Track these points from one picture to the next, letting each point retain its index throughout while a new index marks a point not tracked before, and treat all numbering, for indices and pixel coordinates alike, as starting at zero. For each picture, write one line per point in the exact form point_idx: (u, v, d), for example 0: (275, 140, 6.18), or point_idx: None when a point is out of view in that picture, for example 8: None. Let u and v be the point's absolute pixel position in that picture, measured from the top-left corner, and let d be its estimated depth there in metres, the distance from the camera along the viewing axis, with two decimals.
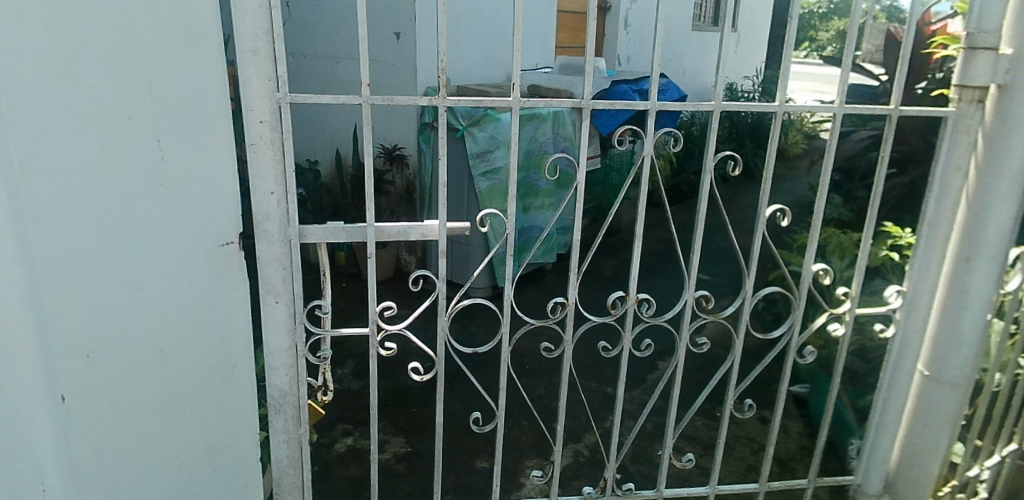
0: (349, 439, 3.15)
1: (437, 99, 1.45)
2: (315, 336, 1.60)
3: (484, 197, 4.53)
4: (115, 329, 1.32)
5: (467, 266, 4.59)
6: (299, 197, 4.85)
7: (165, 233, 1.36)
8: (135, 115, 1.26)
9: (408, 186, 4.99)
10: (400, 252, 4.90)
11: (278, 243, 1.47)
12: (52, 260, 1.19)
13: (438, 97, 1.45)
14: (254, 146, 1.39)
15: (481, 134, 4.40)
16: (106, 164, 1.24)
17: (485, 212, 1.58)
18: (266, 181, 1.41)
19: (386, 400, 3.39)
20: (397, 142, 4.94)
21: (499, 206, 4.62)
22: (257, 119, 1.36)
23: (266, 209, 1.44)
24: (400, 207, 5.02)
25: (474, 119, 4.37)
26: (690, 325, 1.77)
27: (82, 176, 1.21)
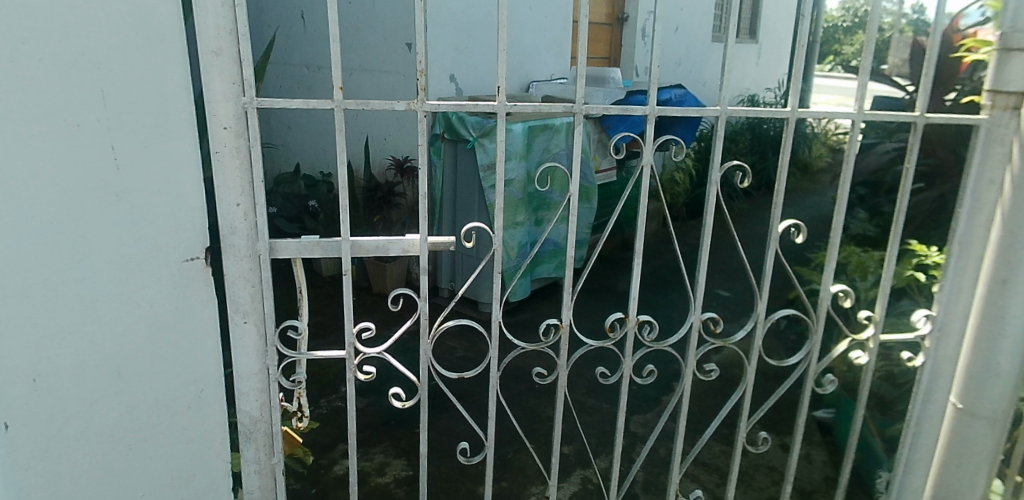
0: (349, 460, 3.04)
1: (414, 103, 1.35)
2: (289, 360, 1.48)
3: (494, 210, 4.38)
4: (64, 351, 1.22)
5: (477, 281, 4.47)
6: (311, 208, 4.78)
7: (120, 248, 1.24)
8: (85, 119, 1.16)
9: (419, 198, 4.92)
10: (411, 265, 4.79)
11: (246, 259, 1.36)
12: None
13: (416, 100, 1.34)
14: (219, 154, 1.29)
15: (491, 146, 4.29)
16: (54, 174, 1.15)
17: (469, 227, 1.45)
18: (231, 192, 1.31)
19: (388, 420, 3.27)
20: (408, 154, 4.88)
21: (510, 219, 4.49)
22: (220, 126, 1.27)
23: (232, 222, 1.33)
24: (411, 220, 4.94)
25: (485, 129, 4.27)
26: (697, 350, 1.63)
27: (24, 186, 1.12)
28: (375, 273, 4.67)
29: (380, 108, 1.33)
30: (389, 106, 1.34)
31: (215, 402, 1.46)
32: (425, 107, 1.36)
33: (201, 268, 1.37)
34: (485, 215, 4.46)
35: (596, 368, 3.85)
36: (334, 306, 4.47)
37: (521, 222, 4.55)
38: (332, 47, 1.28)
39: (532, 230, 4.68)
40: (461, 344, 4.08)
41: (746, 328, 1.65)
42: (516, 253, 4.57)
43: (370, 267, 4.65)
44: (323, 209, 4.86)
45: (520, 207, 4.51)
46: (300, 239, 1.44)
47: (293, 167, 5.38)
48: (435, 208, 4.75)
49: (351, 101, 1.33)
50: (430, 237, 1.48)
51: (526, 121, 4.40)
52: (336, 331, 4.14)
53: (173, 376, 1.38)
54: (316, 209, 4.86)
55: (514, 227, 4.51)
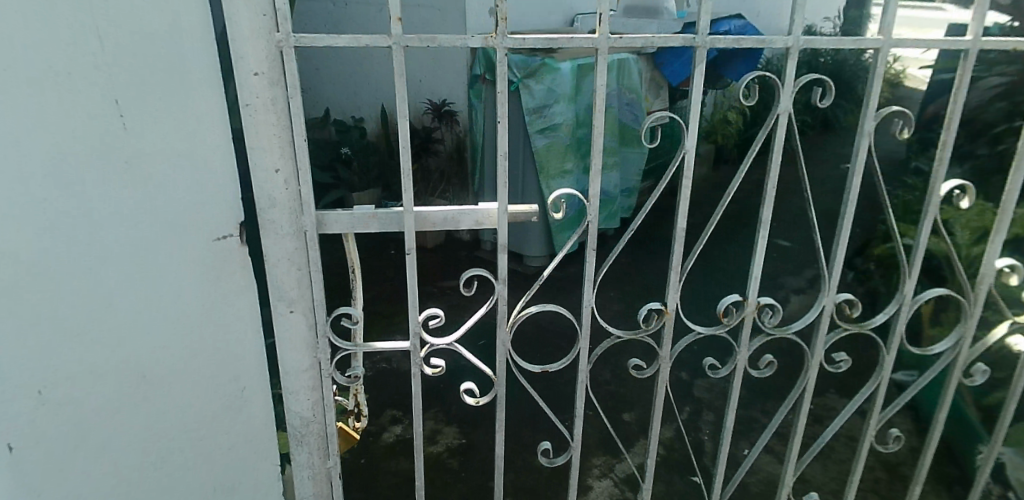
0: (398, 428, 2.86)
1: (491, 37, 1.05)
2: (343, 353, 1.24)
3: (541, 157, 4.11)
4: (75, 356, 1.00)
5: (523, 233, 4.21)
6: (342, 156, 4.56)
7: (132, 227, 1.00)
8: (78, 65, 0.90)
9: (459, 147, 4.58)
10: None
11: (290, 237, 1.11)
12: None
13: (495, 34, 1.05)
14: (250, 108, 1.02)
15: (537, 87, 3.95)
16: (42, 143, 0.90)
17: (555, 194, 1.17)
18: (268, 155, 1.05)
19: (437, 385, 3.08)
20: (446, 97, 4.54)
21: (558, 167, 4.19)
22: (250, 72, 0.99)
23: (271, 193, 1.07)
24: (451, 168, 4.62)
25: (530, 69, 3.92)
26: (827, 338, 1.34)
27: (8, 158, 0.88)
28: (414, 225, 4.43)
29: (449, 45, 1.04)
30: (461, 40, 1.05)
31: (260, 401, 1.24)
32: (506, 43, 1.06)
33: (237, 246, 1.12)
34: (532, 163, 4.15)
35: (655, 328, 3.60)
36: (374, 260, 4.27)
37: (571, 169, 4.26)
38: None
39: (581, 178, 4.36)
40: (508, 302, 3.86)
41: (888, 311, 1.35)
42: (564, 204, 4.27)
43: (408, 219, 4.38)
44: (357, 157, 4.57)
45: (568, 153, 4.19)
46: (352, 210, 1.18)
47: (323, 112, 5.07)
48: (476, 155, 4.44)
49: (413, 36, 1.04)
50: (510, 205, 1.21)
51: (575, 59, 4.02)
52: (377, 286, 3.94)
53: (210, 376, 1.15)
54: (350, 157, 4.56)
55: (561, 176, 4.21)
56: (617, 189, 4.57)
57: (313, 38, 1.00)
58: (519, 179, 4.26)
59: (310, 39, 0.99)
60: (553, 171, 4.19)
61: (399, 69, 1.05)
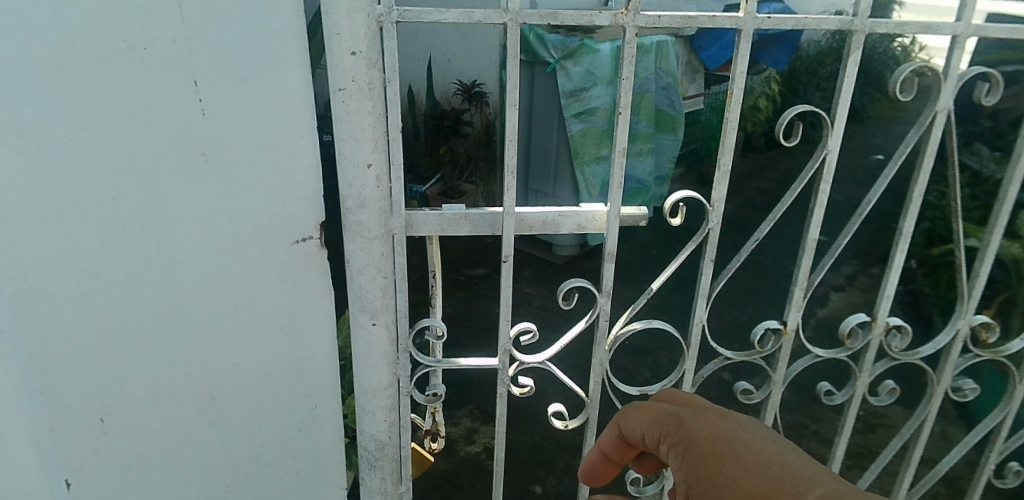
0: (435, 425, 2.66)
1: (622, 14, 0.91)
2: (423, 370, 1.08)
3: (576, 142, 3.90)
4: (141, 384, 0.83)
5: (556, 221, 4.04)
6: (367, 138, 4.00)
7: (209, 229, 0.85)
8: (156, 37, 0.73)
9: (489, 127, 4.22)
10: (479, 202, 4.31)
11: (379, 242, 0.97)
12: (33, 279, 0.71)
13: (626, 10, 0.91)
14: (345, 94, 0.87)
15: (576, 69, 3.70)
16: (116, 125, 0.73)
17: (671, 198, 1.03)
18: (362, 147, 0.90)
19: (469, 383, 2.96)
20: (476, 77, 4.20)
21: (594, 153, 3.95)
22: (346, 50, 0.85)
23: (361, 190, 0.93)
24: (480, 153, 4.25)
25: (568, 51, 3.67)
26: (956, 363, 1.20)
27: (76, 147, 0.71)
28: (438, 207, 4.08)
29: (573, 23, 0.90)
30: (586, 17, 0.90)
31: (330, 422, 1.10)
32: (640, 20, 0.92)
33: (316, 248, 0.98)
34: (567, 147, 3.96)
35: (708, 334, 3.35)
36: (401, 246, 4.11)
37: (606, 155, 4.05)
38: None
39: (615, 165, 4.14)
40: (539, 292, 3.73)
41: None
42: (598, 192, 4.05)
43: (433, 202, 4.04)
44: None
45: (603, 139, 3.94)
46: (442, 210, 1.04)
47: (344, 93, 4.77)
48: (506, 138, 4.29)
49: (530, 12, 0.90)
50: (620, 208, 1.07)
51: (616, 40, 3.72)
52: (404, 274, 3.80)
53: (281, 395, 1.01)
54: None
55: (596, 162, 3.98)
56: (649, 176, 4.37)
57: (419, 13, 0.85)
58: (552, 162, 4.11)
59: (415, 14, 0.85)
60: (588, 156, 3.96)
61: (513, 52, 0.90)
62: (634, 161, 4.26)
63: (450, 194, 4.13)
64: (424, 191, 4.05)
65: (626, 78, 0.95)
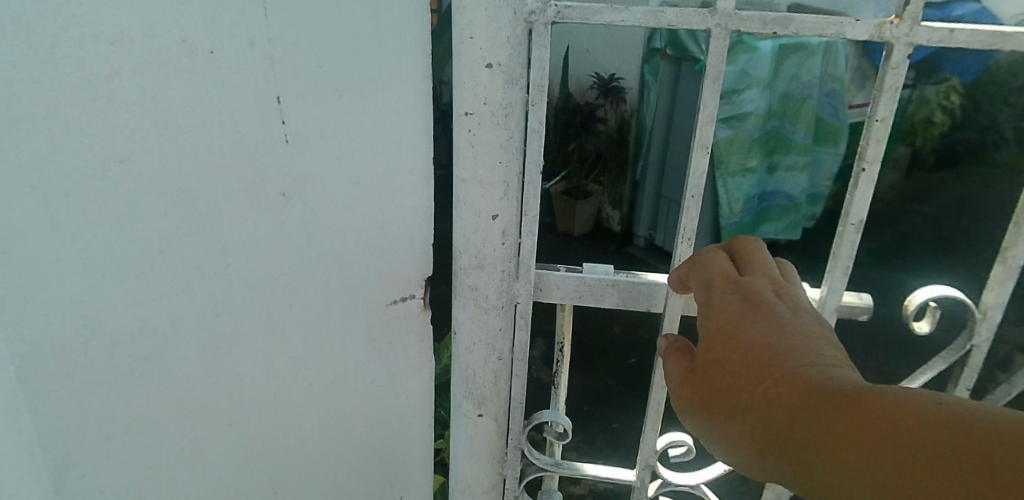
0: None
1: (896, 23, 0.60)
2: (536, 472, 0.84)
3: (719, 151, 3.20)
4: (196, 495, 0.62)
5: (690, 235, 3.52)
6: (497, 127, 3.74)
7: (284, 290, 0.64)
8: (235, 36, 0.52)
9: (623, 126, 3.65)
10: (602, 203, 3.85)
11: (498, 313, 0.73)
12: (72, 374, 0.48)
13: (902, 16, 0.60)
14: (473, 118, 0.63)
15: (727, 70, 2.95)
16: (180, 162, 0.51)
17: (917, 293, 0.70)
18: (488, 194, 0.66)
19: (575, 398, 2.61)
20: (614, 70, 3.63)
21: (739, 162, 3.24)
22: (479, 61, 0.60)
23: (479, 249, 0.69)
24: (610, 153, 3.71)
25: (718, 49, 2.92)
26: None
27: (128, 188, 0.48)
28: (562, 209, 3.73)
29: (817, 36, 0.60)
30: (835, 28, 0.60)
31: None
32: (923, 35, 0.60)
33: (416, 310, 0.77)
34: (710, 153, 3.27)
35: None
36: None
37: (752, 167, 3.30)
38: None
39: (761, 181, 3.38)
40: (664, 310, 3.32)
41: None
42: (740, 208, 3.34)
43: (558, 203, 3.74)
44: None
45: (752, 148, 3.23)
46: (581, 273, 0.78)
47: None
48: (642, 139, 3.61)
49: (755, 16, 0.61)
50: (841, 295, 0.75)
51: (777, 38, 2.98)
52: None
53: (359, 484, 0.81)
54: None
55: (741, 173, 3.28)
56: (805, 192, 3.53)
57: (587, 10, 0.60)
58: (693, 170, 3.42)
59: (580, 12, 0.60)
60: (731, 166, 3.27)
61: (715, 73, 0.62)
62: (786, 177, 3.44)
63: (575, 194, 3.71)
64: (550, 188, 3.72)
65: (882, 119, 0.63)
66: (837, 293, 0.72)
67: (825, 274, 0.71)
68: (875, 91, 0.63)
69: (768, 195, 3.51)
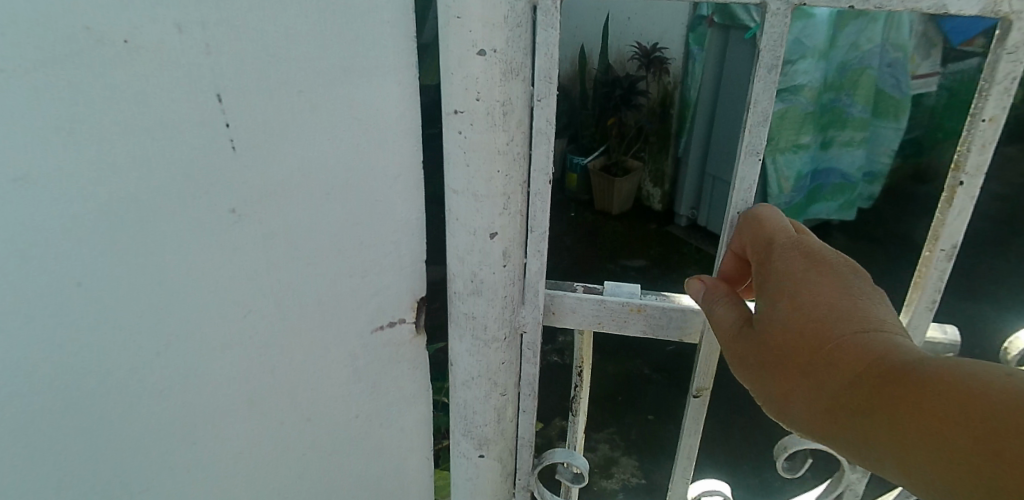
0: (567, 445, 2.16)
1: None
2: None
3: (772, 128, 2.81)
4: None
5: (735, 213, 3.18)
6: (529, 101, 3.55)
7: (250, 330, 0.51)
8: (158, 18, 0.39)
9: (665, 98, 3.34)
10: (642, 180, 3.58)
11: (500, 345, 0.61)
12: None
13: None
14: (463, 118, 0.51)
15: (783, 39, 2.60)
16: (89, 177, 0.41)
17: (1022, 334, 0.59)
18: (484, 208, 0.54)
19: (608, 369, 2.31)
20: (656, 40, 3.32)
21: (791, 139, 2.85)
22: (467, 47, 0.48)
23: (476, 273, 0.58)
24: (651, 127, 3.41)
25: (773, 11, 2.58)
26: None
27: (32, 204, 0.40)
28: (600, 186, 3.51)
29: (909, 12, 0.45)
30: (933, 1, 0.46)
31: None
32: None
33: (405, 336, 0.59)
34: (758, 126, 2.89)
35: None
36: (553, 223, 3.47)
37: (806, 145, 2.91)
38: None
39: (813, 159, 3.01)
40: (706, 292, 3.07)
41: None
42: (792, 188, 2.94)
43: (595, 179, 3.51)
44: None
45: (805, 123, 2.83)
46: (602, 295, 0.66)
47: None
48: (686, 112, 3.29)
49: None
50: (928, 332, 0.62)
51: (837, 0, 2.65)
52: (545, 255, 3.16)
53: None
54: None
55: (793, 150, 2.87)
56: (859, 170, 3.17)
57: None
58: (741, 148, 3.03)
59: None
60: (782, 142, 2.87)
61: (769, 61, 0.48)
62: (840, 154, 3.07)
63: (614, 171, 3.49)
64: (586, 164, 3.55)
65: (990, 120, 0.48)
66: (921, 333, 0.58)
67: (903, 309, 0.58)
68: (982, 81, 0.48)
69: (820, 173, 3.11)
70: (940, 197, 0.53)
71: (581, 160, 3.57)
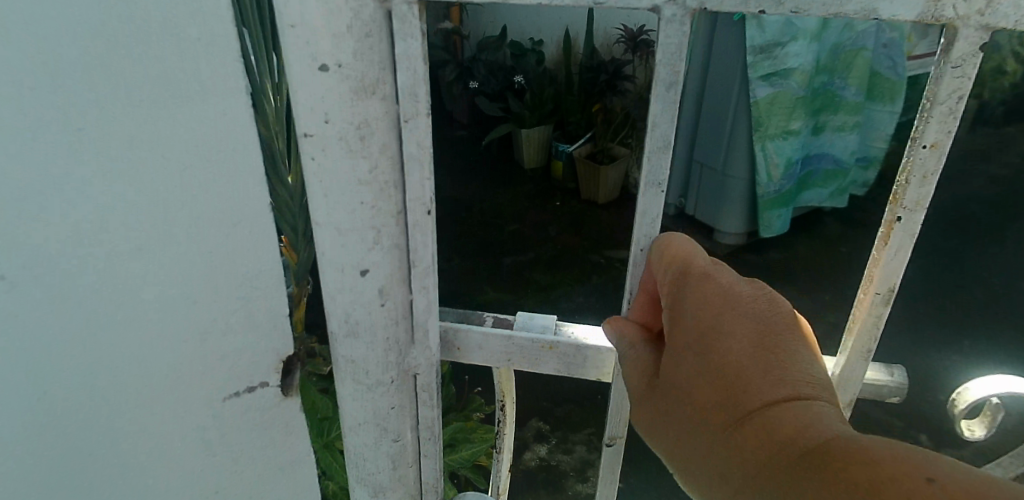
0: (543, 449, 1.89)
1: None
2: None
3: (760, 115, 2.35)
4: None
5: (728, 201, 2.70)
6: (515, 83, 3.28)
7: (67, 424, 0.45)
8: None
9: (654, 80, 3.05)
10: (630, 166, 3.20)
11: (388, 390, 0.55)
12: None
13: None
14: (316, 142, 0.44)
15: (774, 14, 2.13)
16: None
17: (968, 383, 0.56)
18: (350, 241, 0.48)
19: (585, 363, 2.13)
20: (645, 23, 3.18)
21: (781, 126, 2.38)
22: (311, 56, 0.41)
23: (351, 311, 0.51)
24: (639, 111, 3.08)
25: None
26: None
27: None
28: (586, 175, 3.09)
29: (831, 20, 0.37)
30: (861, 5, 0.37)
31: None
32: (1013, 15, 0.35)
33: (275, 399, 0.64)
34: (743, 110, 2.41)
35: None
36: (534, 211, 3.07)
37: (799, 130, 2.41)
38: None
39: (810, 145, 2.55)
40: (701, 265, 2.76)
41: None
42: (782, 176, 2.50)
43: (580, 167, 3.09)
44: (531, 83, 3.25)
45: (798, 106, 2.35)
46: (512, 328, 0.58)
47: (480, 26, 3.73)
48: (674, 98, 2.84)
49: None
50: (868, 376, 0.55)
51: None
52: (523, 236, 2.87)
53: None
54: (523, 85, 3.30)
55: (783, 137, 2.40)
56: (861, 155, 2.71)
57: None
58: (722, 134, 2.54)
59: None
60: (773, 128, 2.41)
61: (667, 76, 0.39)
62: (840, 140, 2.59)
63: (599, 159, 3.06)
64: (571, 151, 3.12)
65: (932, 145, 0.41)
66: (860, 379, 0.51)
67: (839, 352, 0.51)
68: (926, 99, 0.40)
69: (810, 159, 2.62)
70: (878, 232, 0.45)
71: (566, 147, 3.15)
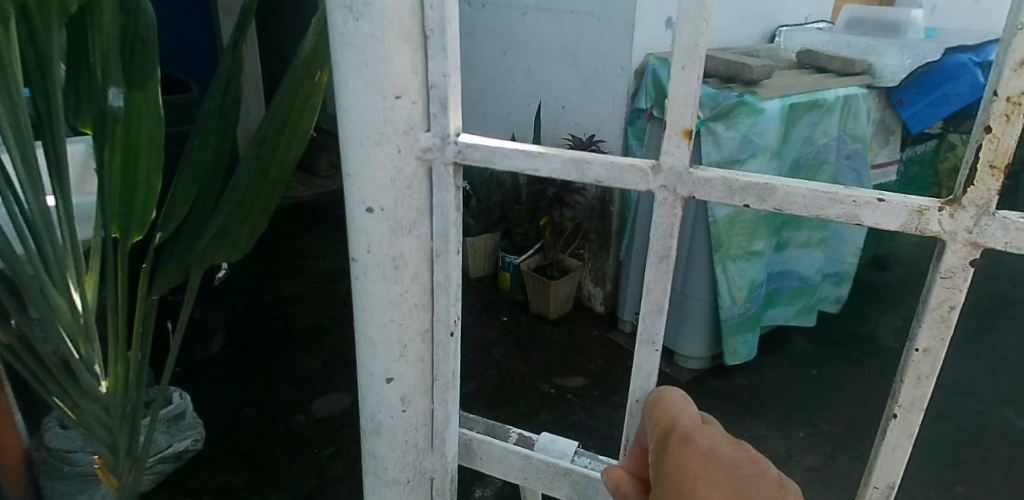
0: None
1: (947, 211, 0.39)
2: None
3: (719, 233, 2.08)
4: None
5: (687, 328, 2.32)
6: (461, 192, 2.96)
7: None
8: None
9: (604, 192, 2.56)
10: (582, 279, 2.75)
11: (404, 487, 0.60)
12: None
13: (965, 196, 0.38)
14: (360, 267, 0.53)
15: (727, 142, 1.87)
16: None
17: None
18: (380, 351, 0.55)
19: None
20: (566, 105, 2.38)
21: (739, 246, 2.09)
22: (362, 202, 0.51)
23: (375, 413, 0.58)
24: (589, 223, 2.62)
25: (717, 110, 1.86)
26: None
27: None
28: (533, 288, 2.66)
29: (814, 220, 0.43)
30: (844, 209, 0.42)
31: None
32: (1000, 234, 0.38)
33: None
34: (700, 228, 2.14)
35: None
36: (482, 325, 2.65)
37: (761, 250, 2.13)
38: (683, 25, 0.42)
39: (775, 262, 2.28)
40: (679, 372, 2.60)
41: None
42: (745, 298, 2.16)
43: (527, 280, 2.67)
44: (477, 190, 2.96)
45: (760, 226, 2.10)
46: (529, 450, 0.62)
47: None
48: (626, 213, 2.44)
49: (709, 182, 0.45)
50: None
51: (788, 93, 1.89)
52: None
53: None
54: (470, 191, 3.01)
55: (745, 259, 2.12)
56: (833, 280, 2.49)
57: (494, 152, 0.49)
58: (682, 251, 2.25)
59: (485, 153, 0.49)
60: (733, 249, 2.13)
61: (660, 249, 0.47)
62: (800, 256, 2.30)
63: (550, 271, 2.66)
64: (517, 263, 2.71)
65: (924, 350, 0.42)
66: None
67: None
68: (920, 302, 0.42)
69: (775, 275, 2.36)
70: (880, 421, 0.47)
71: (512, 258, 2.74)
